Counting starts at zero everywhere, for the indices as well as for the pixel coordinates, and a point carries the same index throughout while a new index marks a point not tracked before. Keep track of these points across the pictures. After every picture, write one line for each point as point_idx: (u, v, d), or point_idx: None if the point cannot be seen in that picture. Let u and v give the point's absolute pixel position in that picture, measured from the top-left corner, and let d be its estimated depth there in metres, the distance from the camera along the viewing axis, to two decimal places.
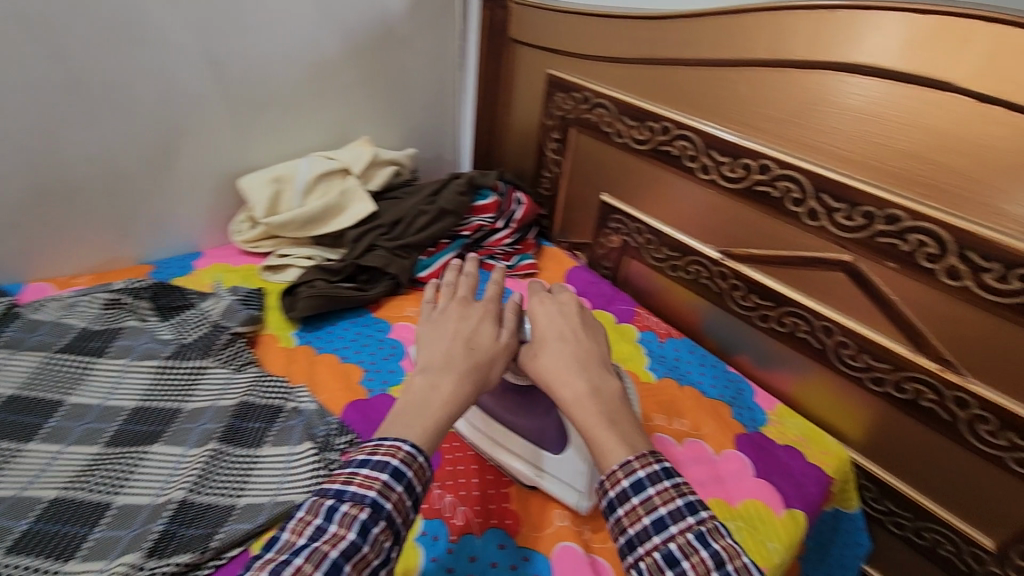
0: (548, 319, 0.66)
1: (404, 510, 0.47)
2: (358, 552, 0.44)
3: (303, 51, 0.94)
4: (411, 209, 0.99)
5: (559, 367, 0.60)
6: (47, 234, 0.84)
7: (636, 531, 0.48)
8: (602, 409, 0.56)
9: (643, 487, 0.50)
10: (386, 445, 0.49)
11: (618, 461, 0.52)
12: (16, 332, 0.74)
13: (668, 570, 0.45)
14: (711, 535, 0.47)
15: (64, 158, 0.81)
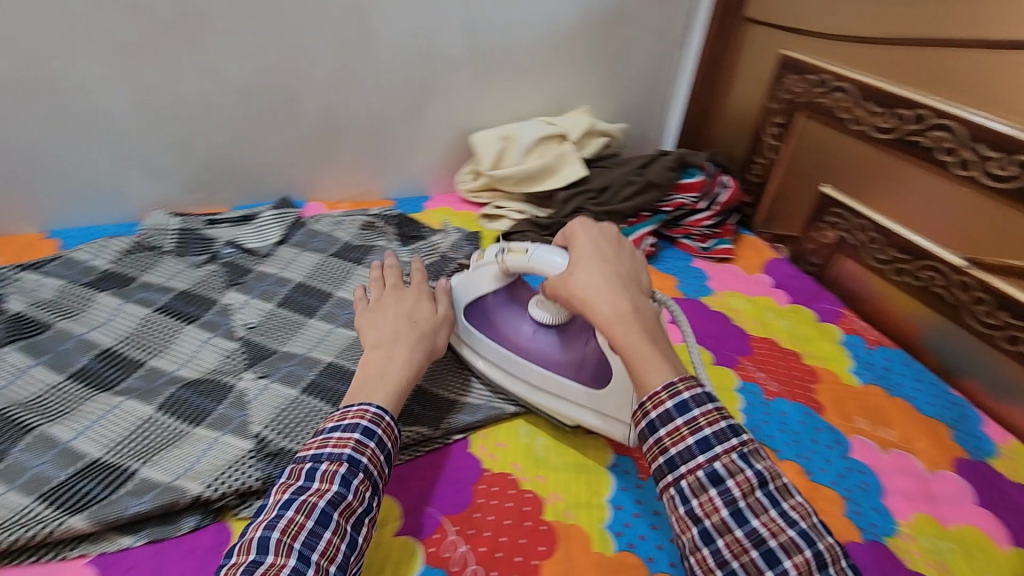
0: (580, 237, 0.62)
1: (378, 465, 0.52)
2: (343, 500, 0.48)
3: (545, 22, 1.00)
4: (619, 178, 1.02)
5: (602, 283, 0.57)
6: (324, 166, 1.00)
7: (678, 451, 0.49)
8: (636, 330, 0.54)
9: (687, 408, 0.49)
10: (354, 411, 0.54)
11: (661, 382, 0.51)
12: (302, 236, 0.92)
13: (711, 487, 0.47)
14: (754, 455, 0.48)
15: (349, 100, 0.95)
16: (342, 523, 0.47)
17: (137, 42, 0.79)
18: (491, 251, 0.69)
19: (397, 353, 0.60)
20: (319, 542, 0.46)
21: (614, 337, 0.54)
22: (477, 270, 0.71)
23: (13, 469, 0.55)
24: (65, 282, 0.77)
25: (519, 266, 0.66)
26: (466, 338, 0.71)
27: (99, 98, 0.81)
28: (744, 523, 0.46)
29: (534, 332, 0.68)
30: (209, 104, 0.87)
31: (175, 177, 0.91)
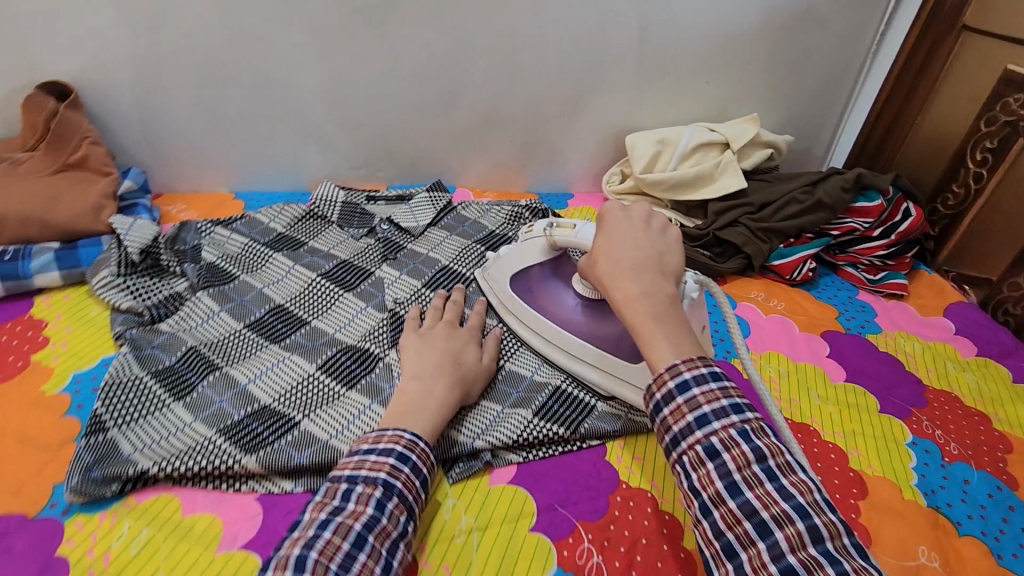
0: (613, 221, 0.57)
1: (413, 488, 0.49)
2: (378, 523, 0.45)
3: (720, 22, 0.94)
4: (783, 193, 0.94)
5: (622, 264, 0.52)
6: (475, 154, 1.01)
7: (680, 429, 0.45)
8: (654, 309, 0.49)
9: (699, 410, 0.45)
10: (390, 435, 0.51)
11: (665, 363, 0.46)
12: (450, 221, 0.94)
13: (708, 463, 0.43)
14: (778, 467, 0.42)
15: (510, 92, 0.94)
16: (378, 546, 0.44)
17: (329, 28, 0.83)
18: (540, 223, 0.71)
19: (437, 390, 0.58)
20: (354, 563, 0.42)
21: (626, 319, 0.50)
22: (526, 242, 0.73)
23: (198, 402, 0.60)
24: (249, 239, 0.83)
25: (566, 241, 0.67)
26: (511, 306, 0.74)
27: (289, 78, 0.86)
28: (767, 537, 0.40)
29: (576, 306, 0.70)
30: (384, 88, 0.90)
31: (345, 154, 0.96)
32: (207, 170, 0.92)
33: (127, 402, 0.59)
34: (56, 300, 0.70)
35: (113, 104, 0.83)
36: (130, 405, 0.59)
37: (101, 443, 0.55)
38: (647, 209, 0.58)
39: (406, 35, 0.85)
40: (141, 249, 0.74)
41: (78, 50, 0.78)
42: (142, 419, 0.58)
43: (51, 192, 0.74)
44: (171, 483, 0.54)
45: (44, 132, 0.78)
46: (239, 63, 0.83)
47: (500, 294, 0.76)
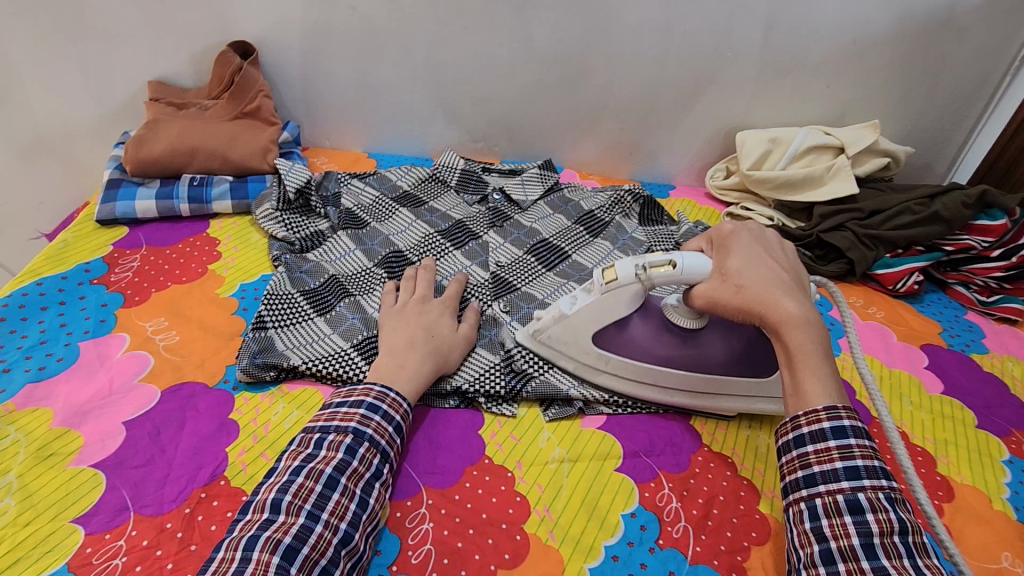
0: (740, 240, 0.57)
1: (385, 435, 0.54)
2: (349, 466, 0.50)
3: (851, 25, 0.93)
4: (896, 203, 0.93)
5: (773, 287, 0.52)
6: (585, 137, 1.06)
7: (822, 471, 0.46)
8: (818, 339, 0.49)
9: (845, 435, 0.46)
10: (361, 388, 0.56)
11: (825, 403, 0.47)
12: (555, 200, 0.98)
13: (847, 514, 0.43)
14: (902, 503, 0.44)
15: (629, 80, 0.99)
16: (351, 487, 0.49)
17: (475, 9, 0.91)
18: (623, 264, 0.60)
19: (408, 362, 0.60)
20: (328, 502, 0.47)
21: (790, 344, 0.49)
22: (610, 293, 0.61)
23: (336, 319, 0.70)
24: (379, 193, 0.92)
25: (666, 280, 0.58)
26: (600, 365, 0.64)
27: (432, 53, 0.96)
28: (873, 557, 0.42)
29: (668, 341, 0.63)
30: (512, 66, 0.97)
31: (467, 127, 1.05)
32: (348, 130, 1.04)
33: (283, 310, 0.70)
34: (226, 225, 0.83)
35: (283, 63, 0.96)
36: (284, 312, 0.70)
37: (263, 339, 0.66)
38: (768, 232, 0.59)
39: (543, 20, 0.92)
40: (297, 188, 0.86)
41: (264, 15, 0.91)
42: (294, 326, 0.69)
43: (232, 133, 0.87)
44: (313, 380, 0.64)
45: (229, 83, 0.92)
46: (393, 36, 0.94)
47: (579, 355, 0.65)
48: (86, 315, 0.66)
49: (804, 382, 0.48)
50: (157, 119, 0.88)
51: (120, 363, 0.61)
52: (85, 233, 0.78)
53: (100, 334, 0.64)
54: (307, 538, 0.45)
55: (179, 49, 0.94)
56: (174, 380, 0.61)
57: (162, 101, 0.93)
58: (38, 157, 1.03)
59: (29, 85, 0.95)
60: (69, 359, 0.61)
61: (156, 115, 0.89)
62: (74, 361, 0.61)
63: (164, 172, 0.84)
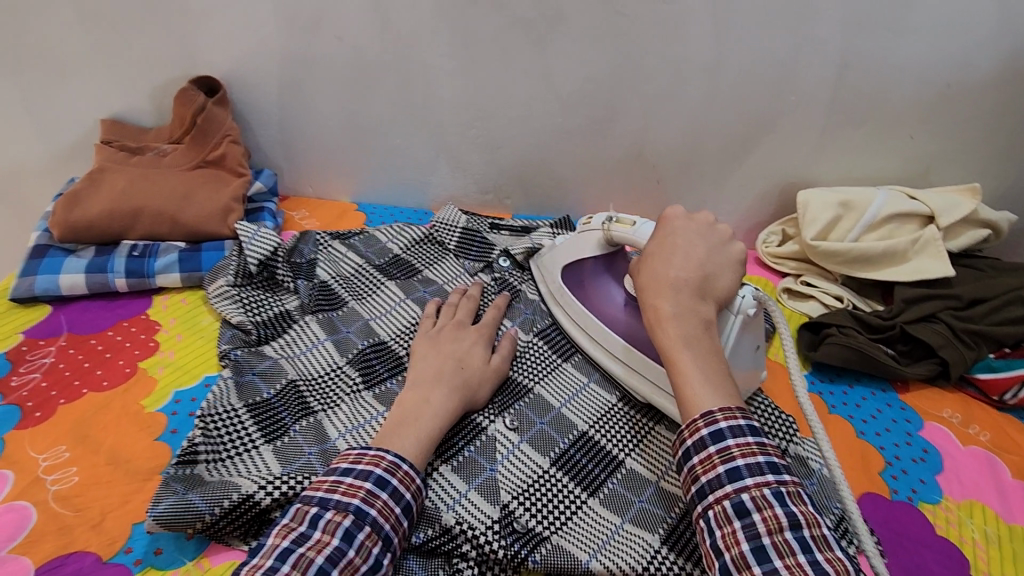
0: (670, 226, 0.57)
1: (390, 517, 0.46)
2: (343, 559, 0.42)
3: (952, 68, 0.75)
4: (1003, 291, 0.74)
5: (658, 282, 0.53)
6: (615, 192, 0.90)
7: (708, 480, 0.44)
8: (681, 331, 0.50)
9: (723, 436, 0.45)
10: (370, 455, 0.48)
11: (700, 409, 0.47)
12: None
13: (735, 520, 0.42)
14: (791, 496, 0.42)
15: (670, 127, 0.82)
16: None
17: (484, 41, 0.75)
18: (600, 217, 0.68)
19: (433, 398, 0.55)
20: (342, 558, 0.42)
21: (658, 341, 0.51)
22: (583, 234, 0.70)
23: (289, 450, 0.54)
24: (364, 260, 0.77)
25: (623, 238, 0.64)
26: (559, 299, 0.72)
27: (431, 91, 0.80)
28: (765, 562, 0.40)
29: (623, 305, 0.67)
30: (529, 109, 0.81)
31: (474, 176, 0.89)
32: (335, 177, 0.89)
33: (220, 437, 0.54)
34: (172, 303, 0.68)
35: (257, 102, 0.81)
36: (221, 439, 0.54)
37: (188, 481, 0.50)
38: (708, 221, 0.57)
39: (566, 55, 0.76)
40: (259, 260, 0.70)
41: (235, 47, 0.77)
42: (231, 460, 0.53)
43: (186, 189, 0.73)
44: (244, 545, 0.47)
45: (191, 126, 0.78)
46: (385, 71, 0.78)
47: (551, 284, 0.73)
48: None
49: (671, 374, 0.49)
50: (102, 169, 0.74)
51: None
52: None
53: None
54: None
55: (137, 83, 0.80)
56: (56, 552, 0.45)
57: (114, 143, 0.79)
58: None
59: None
60: None
61: (104, 163, 0.75)
62: None
63: (102, 237, 0.70)
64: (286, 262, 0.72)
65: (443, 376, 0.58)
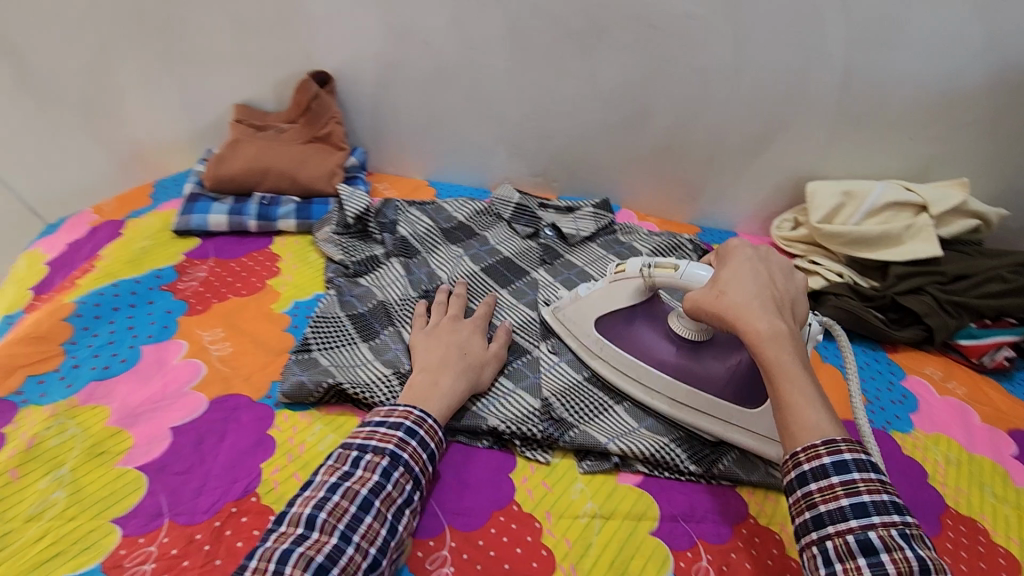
0: (736, 258, 0.60)
1: (419, 461, 0.54)
2: (383, 490, 0.51)
3: (944, 79, 0.87)
4: (983, 269, 0.86)
5: (753, 300, 0.54)
6: (647, 179, 1.05)
7: (828, 510, 0.45)
8: (792, 349, 0.51)
9: (847, 469, 0.45)
10: (399, 411, 0.56)
11: (819, 436, 0.47)
12: (606, 241, 0.97)
13: (861, 556, 0.42)
14: (916, 538, 0.42)
15: (695, 123, 0.96)
16: (383, 510, 0.50)
17: (542, 48, 0.92)
18: (635, 264, 0.69)
19: (442, 380, 0.62)
20: (382, 490, 0.51)
21: (762, 358, 0.51)
22: (616, 282, 0.71)
23: (381, 346, 0.71)
24: (434, 222, 0.93)
25: (667, 281, 0.65)
26: (597, 351, 0.71)
27: (498, 88, 0.97)
28: None
29: (668, 348, 0.68)
30: (577, 105, 0.97)
31: (528, 161, 1.05)
32: (413, 158, 1.07)
33: (328, 335, 0.71)
34: (288, 242, 0.87)
35: (357, 93, 1.01)
36: (330, 335, 0.71)
37: (306, 359, 0.67)
38: (773, 256, 0.61)
39: (610, 61, 0.92)
40: (356, 214, 0.88)
41: (343, 47, 0.96)
42: (339, 347, 0.70)
43: (302, 156, 0.92)
44: (350, 405, 0.64)
45: (305, 109, 0.97)
46: (461, 71, 0.96)
47: (581, 337, 0.73)
48: (151, 319, 0.70)
49: (782, 392, 0.49)
50: (238, 138, 0.93)
51: (175, 369, 0.64)
52: (162, 241, 0.83)
53: (163, 339, 0.68)
54: (339, 558, 0.46)
55: (265, 75, 1.00)
56: (223, 391, 0.63)
57: (244, 122, 0.99)
58: (133, 167, 1.12)
59: (131, 103, 1.04)
60: (131, 361, 0.65)
61: (238, 134, 0.95)
62: (135, 363, 0.64)
63: (238, 189, 0.89)
64: (375, 218, 0.90)
65: (449, 361, 0.65)
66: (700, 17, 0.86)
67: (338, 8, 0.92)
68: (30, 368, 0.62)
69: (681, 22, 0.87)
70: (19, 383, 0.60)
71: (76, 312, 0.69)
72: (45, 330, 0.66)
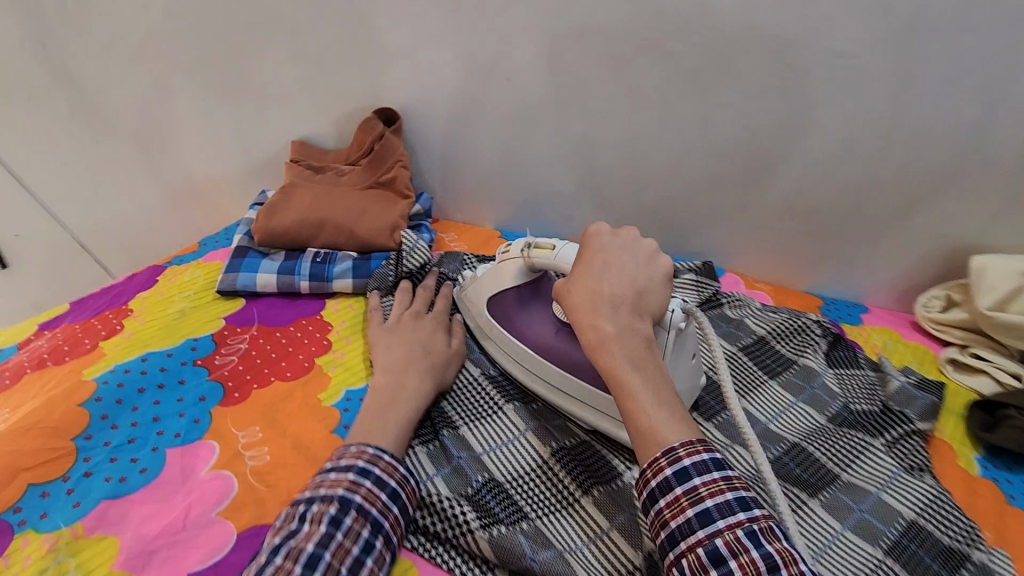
0: (586, 251, 0.53)
1: (377, 504, 0.47)
2: (334, 540, 0.43)
3: None
4: None
5: (591, 294, 0.50)
6: (759, 240, 0.88)
7: (677, 526, 0.42)
8: (626, 351, 0.47)
9: (687, 476, 0.43)
10: (351, 451, 0.49)
11: (661, 444, 0.44)
12: (713, 317, 0.81)
13: (712, 569, 0.39)
14: (764, 533, 0.40)
15: (828, 180, 0.79)
16: (334, 567, 0.41)
17: (647, 87, 0.78)
18: (518, 244, 0.66)
19: (409, 383, 0.59)
20: (333, 542, 0.42)
21: (603, 365, 0.47)
22: (502, 263, 0.68)
23: (439, 455, 0.59)
24: None
25: (544, 263, 0.63)
26: (490, 332, 0.70)
27: (589, 131, 0.83)
28: None
29: (550, 329, 0.66)
30: (682, 153, 0.82)
31: (616, 214, 0.91)
32: (484, 205, 0.95)
33: None
34: (342, 307, 0.75)
35: (426, 132, 0.89)
36: None
37: None
38: (636, 236, 0.54)
39: (729, 103, 0.77)
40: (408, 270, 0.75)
41: (415, 84, 0.84)
42: None
43: (362, 206, 0.80)
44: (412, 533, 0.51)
45: (368, 150, 0.86)
46: (548, 112, 0.83)
47: (478, 317, 0.71)
48: (183, 409, 0.60)
49: (624, 406, 0.45)
50: (293, 183, 0.83)
51: (202, 484, 0.53)
52: (204, 303, 0.74)
53: (190, 439, 0.57)
54: None
55: (326, 111, 0.89)
56: (255, 519, 0.50)
57: (302, 162, 0.89)
58: (185, 202, 1.05)
59: (185, 136, 0.96)
60: (154, 471, 0.54)
61: (294, 179, 0.85)
62: (157, 474, 0.54)
63: (291, 244, 0.79)
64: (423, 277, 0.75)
65: (413, 360, 0.62)
66: (853, 56, 0.69)
67: (413, 41, 0.80)
68: (32, 475, 0.52)
69: (825, 59, 0.70)
70: (18, 497, 0.51)
71: (97, 397, 0.59)
72: (56, 422, 0.56)
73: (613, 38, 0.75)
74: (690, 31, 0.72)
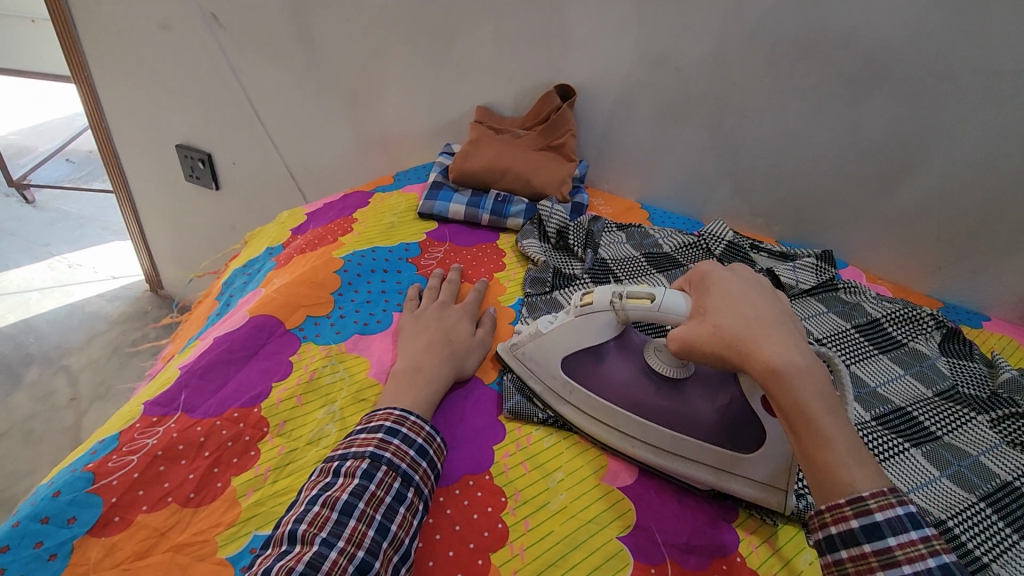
0: (719, 282, 0.54)
1: (405, 458, 0.52)
2: (367, 491, 0.49)
3: None
4: None
5: (757, 328, 0.48)
6: (887, 239, 0.95)
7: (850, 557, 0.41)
8: (818, 385, 0.44)
9: (877, 525, 0.39)
10: (379, 415, 0.55)
11: (847, 493, 0.41)
12: (829, 296, 0.90)
13: None
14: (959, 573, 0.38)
15: (968, 190, 0.86)
16: (369, 512, 0.48)
17: (803, 87, 0.88)
18: (602, 292, 0.62)
19: (425, 367, 0.61)
20: (364, 493, 0.49)
21: (784, 402, 0.44)
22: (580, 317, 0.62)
23: None
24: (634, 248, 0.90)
25: (640, 314, 0.58)
26: (565, 394, 0.63)
27: (741, 123, 0.95)
28: None
29: (648, 387, 0.60)
30: (826, 151, 0.92)
31: (752, 201, 1.01)
32: (632, 180, 1.09)
33: None
34: (511, 241, 0.92)
35: (594, 112, 1.04)
36: None
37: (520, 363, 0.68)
38: (749, 270, 0.56)
39: (877, 108, 0.86)
40: (556, 229, 0.89)
41: (594, 69, 0.99)
42: None
43: (538, 162, 0.97)
44: None
45: (544, 118, 1.01)
46: (708, 101, 0.95)
47: (547, 379, 0.64)
48: (401, 285, 0.78)
49: (815, 458, 0.42)
50: (479, 137, 1.00)
51: None
52: (407, 220, 0.93)
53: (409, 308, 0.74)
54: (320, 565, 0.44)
55: (511, 84, 1.07)
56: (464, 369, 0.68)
57: (484, 124, 1.05)
58: (376, 150, 1.26)
59: (391, 95, 1.17)
60: (386, 322, 0.71)
61: (479, 134, 1.01)
62: (390, 324, 0.71)
63: (478, 185, 0.96)
64: (558, 225, 0.89)
65: (433, 347, 0.64)
66: (1011, 74, 0.76)
67: (601, 31, 0.96)
68: (308, 310, 0.71)
69: (982, 75, 0.78)
70: (300, 322, 0.70)
71: (343, 268, 0.79)
72: (320, 279, 0.76)
73: (781, 42, 0.86)
74: (852, 37, 0.82)
